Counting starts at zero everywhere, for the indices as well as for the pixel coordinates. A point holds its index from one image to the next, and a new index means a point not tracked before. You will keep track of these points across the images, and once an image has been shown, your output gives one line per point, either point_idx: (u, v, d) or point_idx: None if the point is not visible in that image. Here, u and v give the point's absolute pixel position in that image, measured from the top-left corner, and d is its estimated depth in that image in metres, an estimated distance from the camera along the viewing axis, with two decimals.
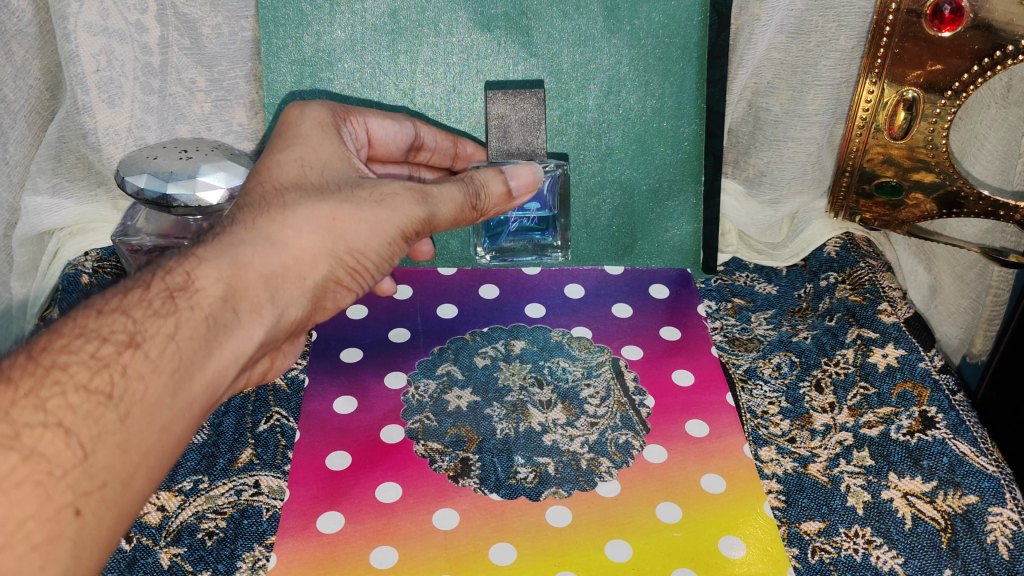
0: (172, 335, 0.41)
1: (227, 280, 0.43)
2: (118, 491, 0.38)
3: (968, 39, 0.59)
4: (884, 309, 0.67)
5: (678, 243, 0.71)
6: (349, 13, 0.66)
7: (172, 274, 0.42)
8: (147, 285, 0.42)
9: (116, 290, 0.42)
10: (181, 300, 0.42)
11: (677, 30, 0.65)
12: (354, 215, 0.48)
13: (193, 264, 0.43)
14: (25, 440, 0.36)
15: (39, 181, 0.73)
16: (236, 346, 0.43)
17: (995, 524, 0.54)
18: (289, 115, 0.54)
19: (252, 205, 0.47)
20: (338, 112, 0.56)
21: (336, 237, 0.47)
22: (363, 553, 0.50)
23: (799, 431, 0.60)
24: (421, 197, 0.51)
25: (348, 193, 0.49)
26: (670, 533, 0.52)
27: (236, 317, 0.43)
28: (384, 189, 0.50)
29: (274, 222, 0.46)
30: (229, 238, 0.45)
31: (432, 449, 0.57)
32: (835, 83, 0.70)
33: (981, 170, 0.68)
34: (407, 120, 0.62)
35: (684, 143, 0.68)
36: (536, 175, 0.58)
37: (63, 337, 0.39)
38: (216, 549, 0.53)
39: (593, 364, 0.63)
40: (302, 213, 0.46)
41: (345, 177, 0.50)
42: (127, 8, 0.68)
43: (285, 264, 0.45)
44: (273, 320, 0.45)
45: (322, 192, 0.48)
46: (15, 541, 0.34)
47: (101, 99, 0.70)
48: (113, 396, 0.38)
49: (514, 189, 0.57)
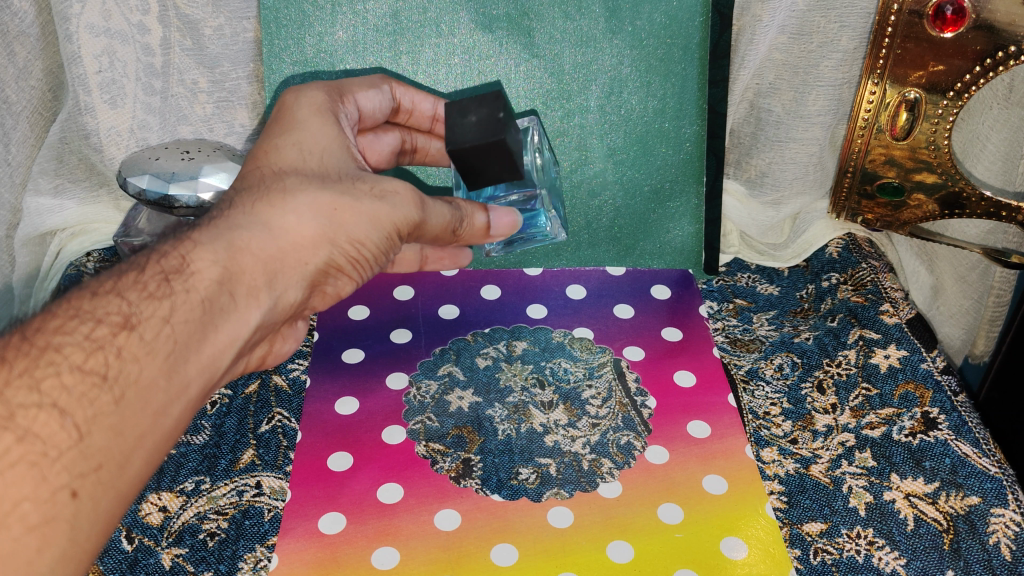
0: (167, 318, 0.40)
1: (222, 265, 0.43)
2: (114, 473, 0.38)
3: (971, 39, 0.59)
4: (885, 310, 0.68)
5: (679, 243, 0.71)
6: (352, 13, 0.66)
7: (167, 257, 0.42)
8: (142, 269, 0.42)
9: (110, 273, 0.42)
10: (176, 283, 0.41)
11: (679, 30, 0.65)
12: (354, 207, 0.47)
13: (188, 248, 0.43)
14: (19, 420, 0.36)
15: (41, 182, 0.73)
16: (231, 330, 0.43)
17: (997, 525, 0.54)
18: (287, 101, 0.53)
19: (252, 187, 0.46)
20: (333, 94, 0.55)
21: (336, 226, 0.46)
22: (364, 553, 0.50)
23: (800, 432, 0.60)
24: (420, 200, 0.49)
25: (348, 184, 0.48)
26: (671, 535, 0.52)
27: (232, 300, 0.43)
28: (385, 185, 0.48)
29: (273, 207, 0.45)
30: (226, 222, 0.44)
31: (434, 449, 0.57)
32: (837, 84, 0.70)
33: (983, 171, 0.68)
34: (384, 83, 0.59)
35: (685, 143, 0.68)
36: (516, 221, 0.56)
37: (57, 318, 0.40)
38: (217, 550, 0.53)
39: (595, 364, 0.63)
40: (302, 201, 0.46)
41: (347, 169, 0.49)
42: (128, 8, 0.68)
43: (283, 249, 0.45)
44: (271, 303, 0.45)
45: (324, 181, 0.47)
46: (11, 522, 0.35)
47: (103, 100, 0.70)
48: (107, 377, 0.38)
49: (493, 227, 0.55)
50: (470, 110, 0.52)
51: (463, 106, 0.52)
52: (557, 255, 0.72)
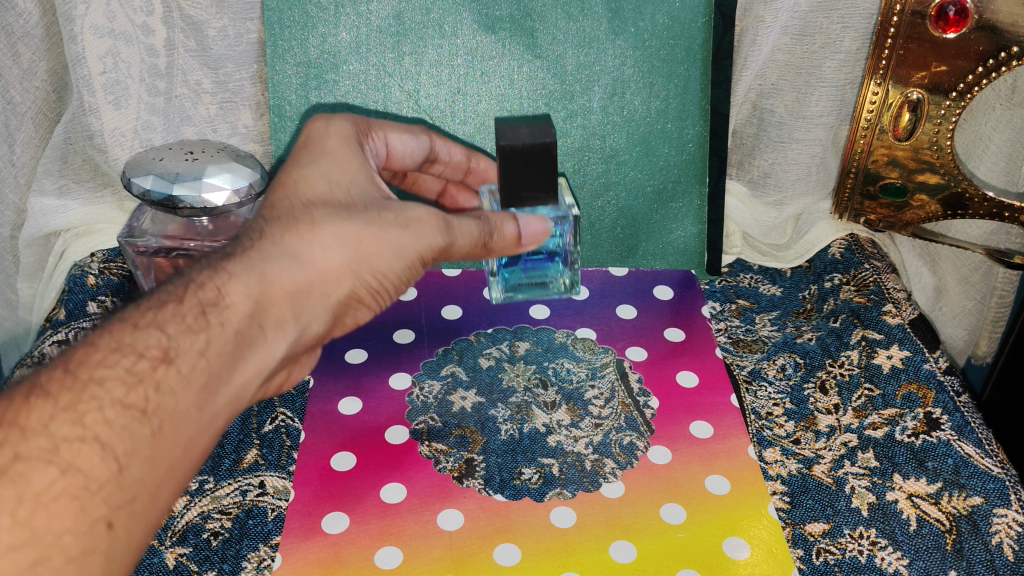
0: (204, 352, 0.40)
1: (254, 297, 0.43)
2: (147, 504, 0.38)
3: (973, 40, 0.59)
4: (888, 311, 0.67)
5: (682, 244, 0.72)
6: (355, 14, 0.65)
7: (204, 289, 0.42)
8: (179, 300, 0.41)
9: (145, 303, 0.42)
10: (211, 318, 0.41)
11: (682, 31, 0.65)
12: (379, 237, 0.47)
13: (223, 280, 0.42)
14: (63, 454, 0.36)
15: (45, 182, 0.72)
16: (259, 361, 0.43)
17: (1000, 525, 0.54)
18: (315, 129, 0.53)
19: (280, 218, 0.46)
20: (360, 127, 0.55)
21: (361, 258, 0.46)
22: (368, 552, 0.51)
23: (803, 432, 0.60)
24: (444, 224, 0.49)
25: (374, 214, 0.47)
26: (675, 535, 0.52)
27: (261, 333, 0.43)
28: (409, 213, 0.48)
29: (301, 240, 0.45)
30: (255, 253, 0.44)
31: (438, 449, 0.57)
32: (840, 85, 0.70)
33: (986, 171, 0.68)
34: (423, 133, 0.60)
35: (688, 144, 0.69)
36: (548, 228, 0.54)
37: (100, 351, 0.39)
38: (221, 549, 0.53)
39: (597, 364, 0.64)
40: (330, 232, 0.45)
41: (372, 197, 0.49)
42: (133, 9, 0.67)
43: (309, 281, 0.45)
44: (296, 335, 0.45)
45: (349, 211, 0.47)
46: (53, 553, 0.35)
47: (108, 100, 0.70)
48: (147, 412, 0.38)
49: (524, 237, 0.53)
50: (521, 127, 0.54)
51: (515, 124, 0.54)
52: None
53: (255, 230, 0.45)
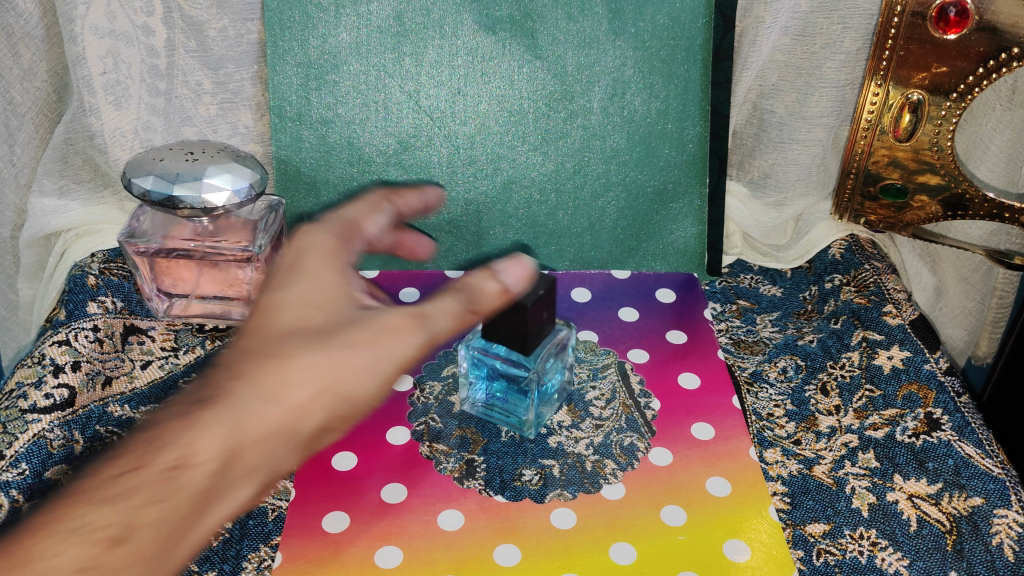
0: (162, 521, 0.39)
1: (223, 450, 0.42)
2: None
3: (974, 41, 0.59)
4: (889, 312, 0.67)
5: (683, 244, 0.72)
6: (355, 15, 0.65)
7: (167, 449, 0.41)
8: (141, 464, 0.40)
9: (111, 456, 0.41)
10: (179, 477, 0.40)
11: (682, 31, 0.66)
12: (347, 360, 0.46)
13: (193, 434, 0.42)
14: None
15: (46, 183, 0.72)
16: (225, 510, 0.42)
17: (1000, 526, 0.54)
18: (295, 246, 0.53)
19: (258, 351, 0.45)
20: (344, 233, 0.54)
21: (332, 387, 0.45)
22: (368, 553, 0.51)
23: (804, 433, 0.60)
24: (417, 323, 0.48)
25: (340, 334, 0.46)
26: (675, 537, 0.52)
27: (227, 484, 0.42)
28: (376, 328, 0.47)
29: (275, 367, 0.44)
30: (224, 398, 0.43)
31: (438, 450, 0.57)
32: (840, 86, 0.70)
33: (986, 172, 0.68)
34: (384, 201, 0.59)
35: (689, 145, 0.69)
36: (529, 265, 0.51)
37: (61, 522, 0.37)
38: (221, 550, 0.52)
39: (599, 366, 0.64)
40: (301, 366, 0.44)
41: (346, 313, 0.48)
42: (133, 10, 0.67)
43: (283, 420, 0.43)
44: (265, 482, 0.44)
45: (320, 334, 0.46)
46: None
47: (108, 101, 0.70)
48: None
49: (510, 285, 0.50)
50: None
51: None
52: (560, 257, 0.72)
53: (223, 369, 0.45)
